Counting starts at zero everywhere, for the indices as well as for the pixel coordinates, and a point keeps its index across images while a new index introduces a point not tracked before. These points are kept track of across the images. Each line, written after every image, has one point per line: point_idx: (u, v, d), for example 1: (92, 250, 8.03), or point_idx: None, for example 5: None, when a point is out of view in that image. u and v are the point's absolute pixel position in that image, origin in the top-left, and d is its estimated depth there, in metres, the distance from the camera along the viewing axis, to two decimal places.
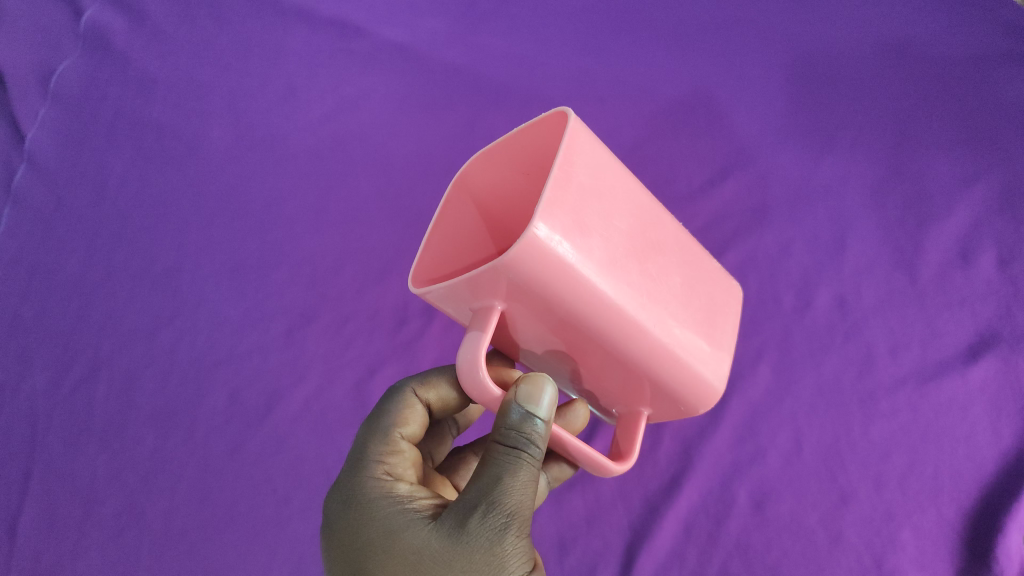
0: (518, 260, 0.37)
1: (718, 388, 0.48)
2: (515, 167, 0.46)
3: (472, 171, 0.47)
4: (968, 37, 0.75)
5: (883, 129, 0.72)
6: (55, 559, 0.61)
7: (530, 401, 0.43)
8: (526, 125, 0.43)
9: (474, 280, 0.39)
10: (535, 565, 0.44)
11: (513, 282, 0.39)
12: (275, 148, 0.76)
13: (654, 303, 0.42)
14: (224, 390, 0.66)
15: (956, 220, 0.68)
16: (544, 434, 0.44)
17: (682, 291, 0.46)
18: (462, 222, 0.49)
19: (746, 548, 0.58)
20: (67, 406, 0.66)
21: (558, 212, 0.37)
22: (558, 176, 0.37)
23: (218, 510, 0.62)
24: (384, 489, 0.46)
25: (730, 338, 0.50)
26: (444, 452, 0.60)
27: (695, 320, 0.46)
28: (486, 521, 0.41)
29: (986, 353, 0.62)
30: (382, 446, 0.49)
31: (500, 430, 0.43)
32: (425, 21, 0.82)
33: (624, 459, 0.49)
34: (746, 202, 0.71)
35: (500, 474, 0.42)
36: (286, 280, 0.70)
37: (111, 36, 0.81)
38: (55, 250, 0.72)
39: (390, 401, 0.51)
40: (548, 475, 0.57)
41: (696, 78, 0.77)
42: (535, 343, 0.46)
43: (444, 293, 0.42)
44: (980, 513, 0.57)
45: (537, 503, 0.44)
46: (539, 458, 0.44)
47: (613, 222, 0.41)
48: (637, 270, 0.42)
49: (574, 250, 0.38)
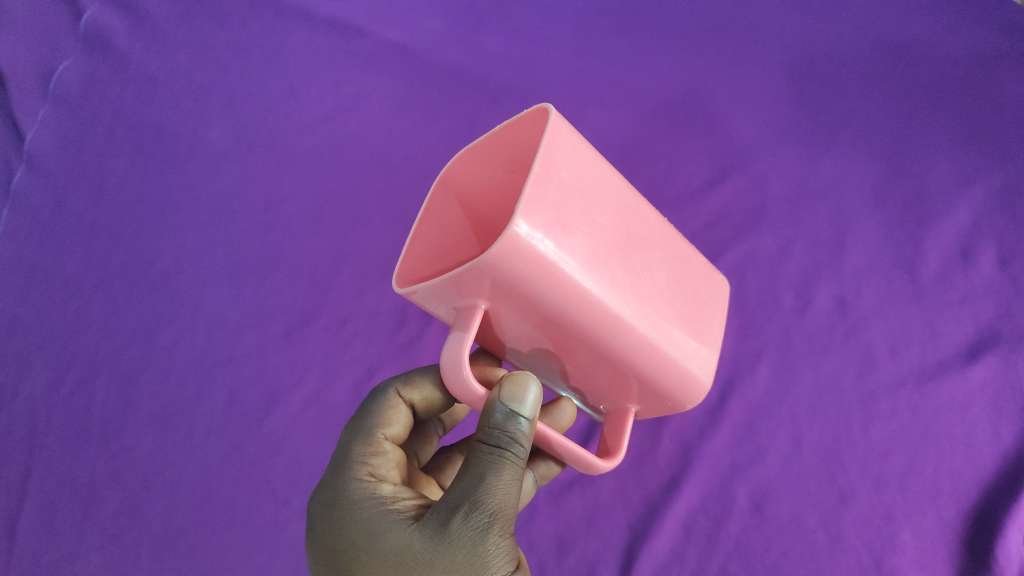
0: (500, 259, 0.37)
1: (705, 383, 0.48)
2: (499, 164, 0.46)
3: (457, 168, 0.47)
4: (967, 36, 0.75)
5: (883, 128, 0.72)
6: (55, 560, 0.61)
7: (514, 400, 0.43)
8: (508, 122, 0.43)
9: (457, 279, 0.39)
10: (519, 565, 0.43)
11: (496, 280, 0.38)
12: (275, 149, 0.76)
13: (639, 299, 0.42)
14: (224, 391, 0.66)
15: (956, 219, 0.67)
16: (527, 432, 0.44)
17: (667, 286, 0.46)
18: (447, 220, 0.49)
19: (746, 548, 0.58)
20: (66, 407, 0.66)
21: (539, 210, 0.37)
22: (538, 174, 0.37)
23: (218, 511, 0.62)
24: (366, 490, 0.45)
25: (717, 332, 0.50)
26: (430, 452, 0.60)
27: (680, 315, 0.46)
28: (469, 520, 0.41)
29: (986, 352, 0.62)
30: (365, 447, 0.49)
31: (484, 429, 0.43)
32: (425, 22, 0.82)
33: (613, 456, 0.49)
34: (746, 202, 0.71)
35: (484, 473, 0.42)
36: (285, 281, 0.70)
37: (110, 36, 0.81)
38: (55, 251, 0.72)
39: (374, 402, 0.52)
40: (535, 473, 0.56)
41: (696, 78, 0.77)
42: (521, 341, 0.46)
43: (428, 291, 0.42)
44: (980, 513, 0.57)
45: (520, 503, 0.44)
46: (523, 457, 0.44)
47: (595, 218, 0.41)
48: (620, 266, 0.41)
49: (557, 247, 0.38)
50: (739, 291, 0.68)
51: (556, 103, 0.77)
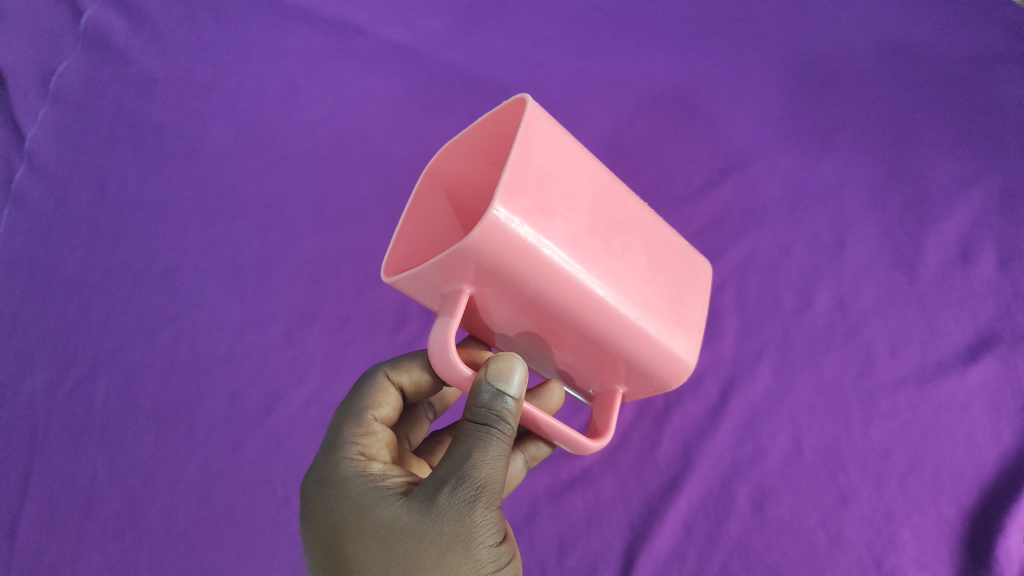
0: (480, 243, 0.37)
1: (690, 363, 0.48)
2: (482, 156, 0.46)
3: (442, 161, 0.47)
4: (965, 36, 0.75)
5: (882, 129, 0.72)
6: (55, 559, 0.61)
7: (500, 379, 0.43)
8: (488, 114, 0.43)
9: (442, 264, 0.39)
10: (506, 536, 0.43)
11: (480, 264, 0.38)
12: (275, 149, 0.76)
13: (619, 281, 0.42)
14: (224, 391, 0.66)
15: (955, 219, 0.68)
16: (514, 410, 0.44)
17: (648, 269, 0.46)
18: (435, 213, 0.49)
19: (746, 547, 0.58)
20: (67, 405, 0.66)
21: (518, 195, 0.37)
22: (516, 160, 0.38)
23: (218, 510, 0.62)
24: (357, 468, 0.46)
25: (700, 314, 0.50)
26: (422, 436, 0.60)
27: (662, 297, 0.46)
28: (456, 493, 0.41)
29: (986, 353, 0.62)
30: (355, 428, 0.49)
31: (471, 407, 0.43)
32: (425, 22, 0.82)
33: (602, 436, 0.49)
34: (745, 202, 0.71)
35: (471, 449, 0.43)
36: (286, 281, 0.70)
37: (111, 36, 0.81)
38: (56, 251, 0.72)
39: (364, 385, 0.52)
40: (525, 454, 0.56)
41: (695, 78, 0.77)
42: (508, 325, 0.46)
43: (413, 278, 0.42)
44: (980, 512, 0.57)
45: (507, 478, 0.44)
46: (510, 435, 0.44)
47: (575, 202, 0.41)
48: (601, 249, 0.42)
49: (536, 231, 0.38)
50: (739, 292, 0.68)
51: (556, 104, 0.77)
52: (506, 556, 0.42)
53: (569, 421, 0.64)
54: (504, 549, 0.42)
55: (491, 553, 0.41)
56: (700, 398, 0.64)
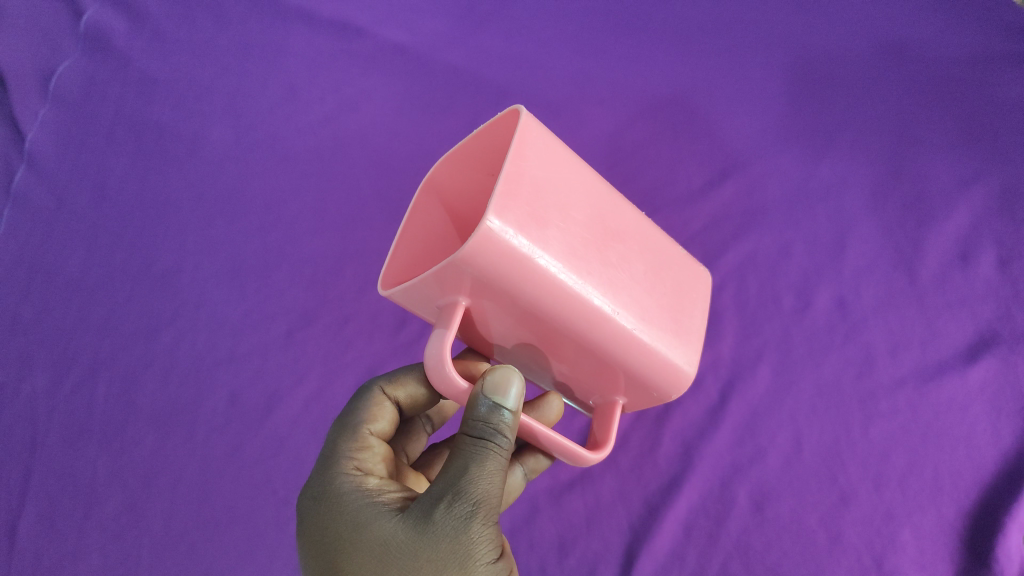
0: (474, 255, 0.37)
1: (689, 372, 0.47)
2: (479, 168, 0.47)
3: (438, 173, 0.47)
4: (964, 36, 0.75)
5: (882, 130, 0.72)
6: (56, 560, 0.61)
7: (497, 392, 0.43)
8: (482, 127, 0.43)
9: (437, 275, 0.40)
10: (502, 552, 0.43)
11: (475, 275, 0.39)
12: (275, 149, 0.76)
13: (616, 290, 0.42)
14: (224, 391, 0.66)
15: (956, 220, 0.68)
16: (511, 424, 0.44)
17: (646, 278, 0.45)
18: (431, 224, 0.49)
19: (746, 547, 0.58)
20: (67, 406, 0.66)
21: (511, 206, 0.37)
22: (510, 170, 0.38)
23: (218, 510, 0.62)
24: (354, 484, 0.46)
25: (699, 323, 0.50)
26: (419, 450, 0.60)
27: (659, 306, 0.46)
28: (452, 509, 0.41)
29: (986, 353, 0.62)
30: (352, 443, 0.49)
31: (468, 421, 0.43)
32: (425, 22, 0.82)
33: (601, 447, 0.49)
34: (746, 203, 0.71)
35: (468, 464, 0.42)
36: (286, 281, 0.70)
37: (111, 37, 0.81)
38: (56, 252, 0.72)
39: (359, 400, 0.52)
40: (524, 467, 0.57)
41: (696, 78, 0.77)
42: (506, 337, 0.46)
43: (409, 290, 0.42)
44: (979, 512, 0.57)
45: (504, 492, 0.43)
46: (507, 448, 0.44)
47: (569, 212, 0.41)
48: (597, 259, 0.42)
49: (530, 242, 0.38)
50: (739, 293, 0.68)
51: (556, 105, 0.77)
52: (504, 572, 0.42)
53: (568, 426, 0.65)
54: (502, 566, 0.42)
55: (488, 570, 0.41)
56: (700, 399, 0.64)
